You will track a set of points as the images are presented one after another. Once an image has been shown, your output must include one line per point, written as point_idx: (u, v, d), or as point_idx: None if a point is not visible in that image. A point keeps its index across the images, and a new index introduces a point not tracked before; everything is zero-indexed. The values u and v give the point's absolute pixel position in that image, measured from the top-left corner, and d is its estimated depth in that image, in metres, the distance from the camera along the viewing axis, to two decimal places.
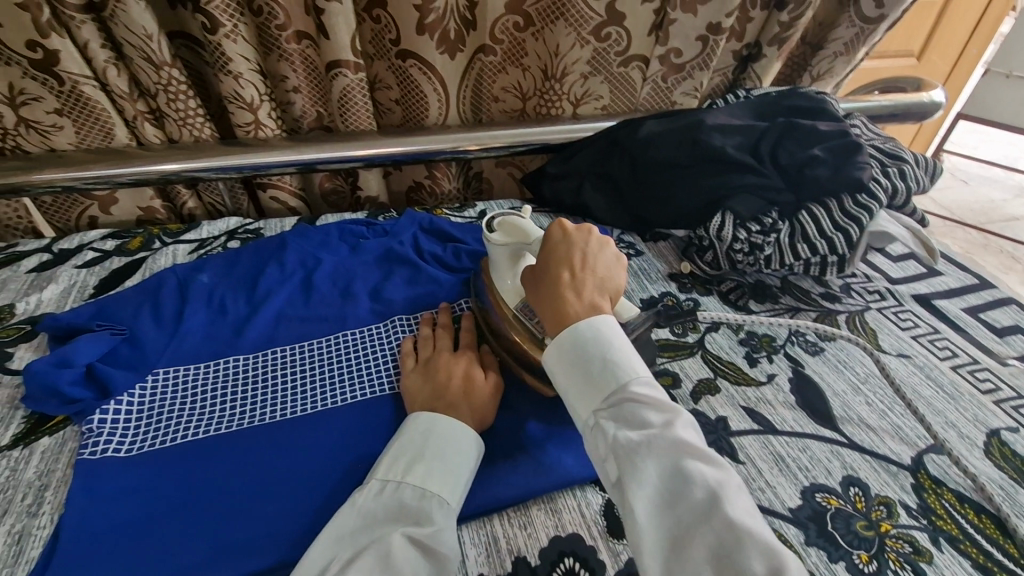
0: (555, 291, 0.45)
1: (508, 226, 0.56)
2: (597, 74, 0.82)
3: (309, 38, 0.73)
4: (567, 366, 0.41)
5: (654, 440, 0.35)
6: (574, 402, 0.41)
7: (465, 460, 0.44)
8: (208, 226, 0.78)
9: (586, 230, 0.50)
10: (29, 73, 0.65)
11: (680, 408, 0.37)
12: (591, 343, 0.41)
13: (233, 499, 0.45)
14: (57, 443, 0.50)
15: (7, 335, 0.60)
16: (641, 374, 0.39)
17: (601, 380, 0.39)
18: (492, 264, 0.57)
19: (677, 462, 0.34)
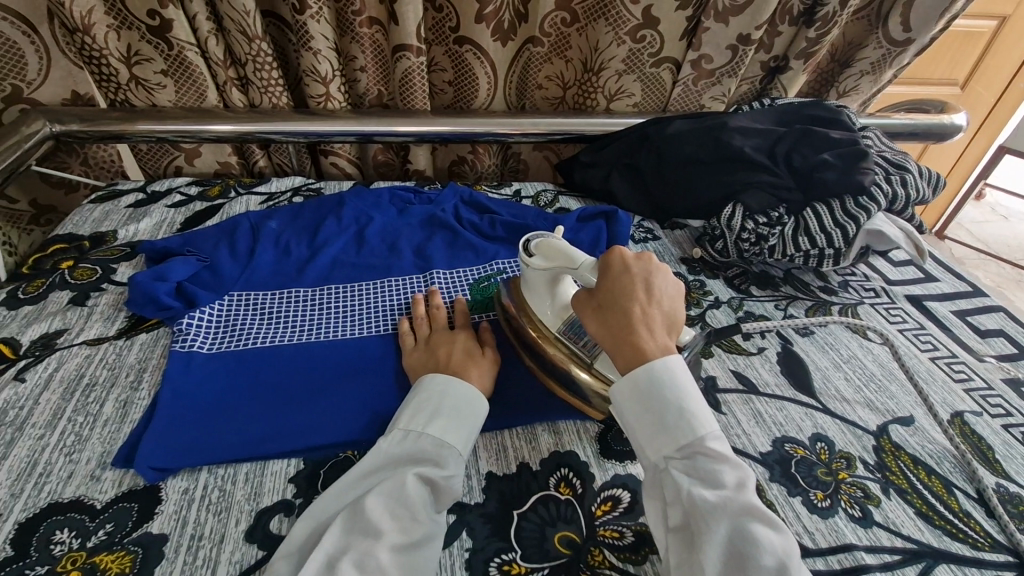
0: (626, 328, 0.46)
1: (546, 249, 0.55)
2: (633, 74, 0.90)
3: (379, 24, 0.83)
4: (642, 407, 0.43)
5: (727, 502, 0.38)
6: (644, 441, 0.43)
7: (476, 419, 0.48)
8: (277, 183, 0.89)
9: (645, 259, 0.50)
10: (145, 37, 0.77)
11: (750, 473, 0.40)
12: (667, 389, 0.43)
13: (291, 392, 0.55)
14: (153, 339, 0.61)
15: (112, 254, 0.71)
16: (714, 429, 0.42)
17: (677, 429, 0.42)
18: (528, 284, 0.57)
19: (747, 528, 0.37)
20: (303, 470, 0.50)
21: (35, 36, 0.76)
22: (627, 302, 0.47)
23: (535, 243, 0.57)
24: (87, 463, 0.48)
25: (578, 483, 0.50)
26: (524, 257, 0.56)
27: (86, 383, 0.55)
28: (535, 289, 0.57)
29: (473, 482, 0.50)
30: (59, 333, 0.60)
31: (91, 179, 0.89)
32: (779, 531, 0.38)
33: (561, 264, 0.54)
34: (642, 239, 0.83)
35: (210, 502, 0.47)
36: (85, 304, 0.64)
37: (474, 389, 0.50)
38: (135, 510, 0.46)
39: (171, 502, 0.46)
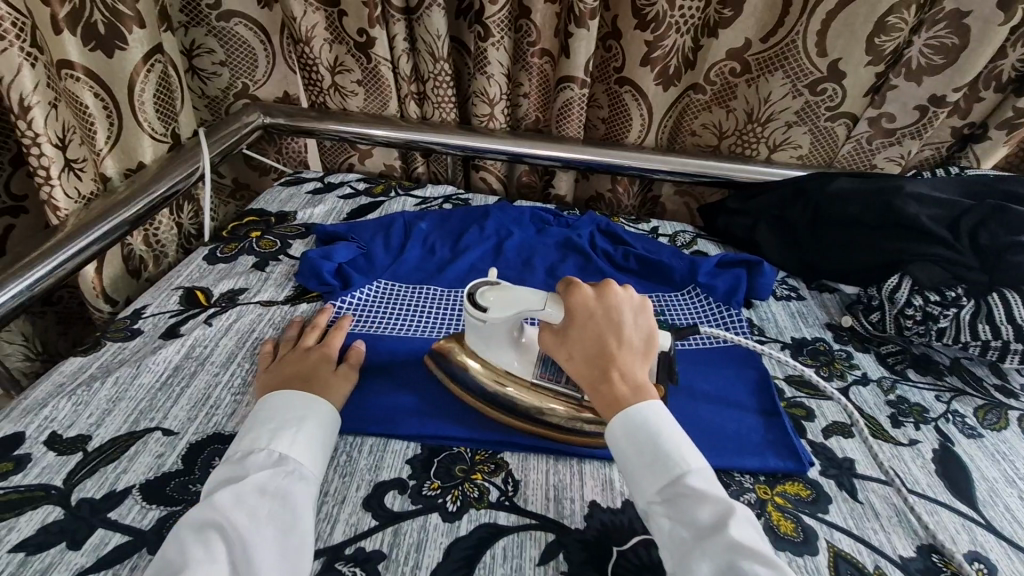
0: (599, 368, 0.48)
1: (495, 298, 0.52)
2: (802, 125, 0.86)
3: (550, 55, 0.88)
4: (624, 454, 0.45)
5: (709, 541, 0.40)
6: (630, 486, 0.45)
7: (307, 418, 0.49)
8: (432, 190, 0.96)
9: (603, 296, 0.51)
10: (351, 51, 0.88)
11: (730, 505, 0.41)
12: (646, 433, 0.45)
13: (421, 382, 0.59)
14: (312, 310, 0.69)
15: (291, 231, 0.82)
16: (692, 467, 0.43)
17: (656, 472, 0.43)
18: (485, 336, 0.55)
19: (731, 564, 0.38)
20: (420, 454, 0.53)
21: (268, 43, 0.91)
22: (597, 344, 0.49)
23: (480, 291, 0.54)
24: (247, 405, 0.56)
25: None
26: (478, 314, 0.53)
27: (256, 336, 0.64)
28: (494, 343, 0.55)
29: (577, 507, 0.49)
30: (242, 290, 0.70)
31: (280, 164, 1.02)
32: (773, 565, 0.38)
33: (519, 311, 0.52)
34: (785, 296, 0.78)
35: (338, 464, 0.51)
36: (264, 270, 0.74)
37: (301, 392, 0.51)
38: None
39: None
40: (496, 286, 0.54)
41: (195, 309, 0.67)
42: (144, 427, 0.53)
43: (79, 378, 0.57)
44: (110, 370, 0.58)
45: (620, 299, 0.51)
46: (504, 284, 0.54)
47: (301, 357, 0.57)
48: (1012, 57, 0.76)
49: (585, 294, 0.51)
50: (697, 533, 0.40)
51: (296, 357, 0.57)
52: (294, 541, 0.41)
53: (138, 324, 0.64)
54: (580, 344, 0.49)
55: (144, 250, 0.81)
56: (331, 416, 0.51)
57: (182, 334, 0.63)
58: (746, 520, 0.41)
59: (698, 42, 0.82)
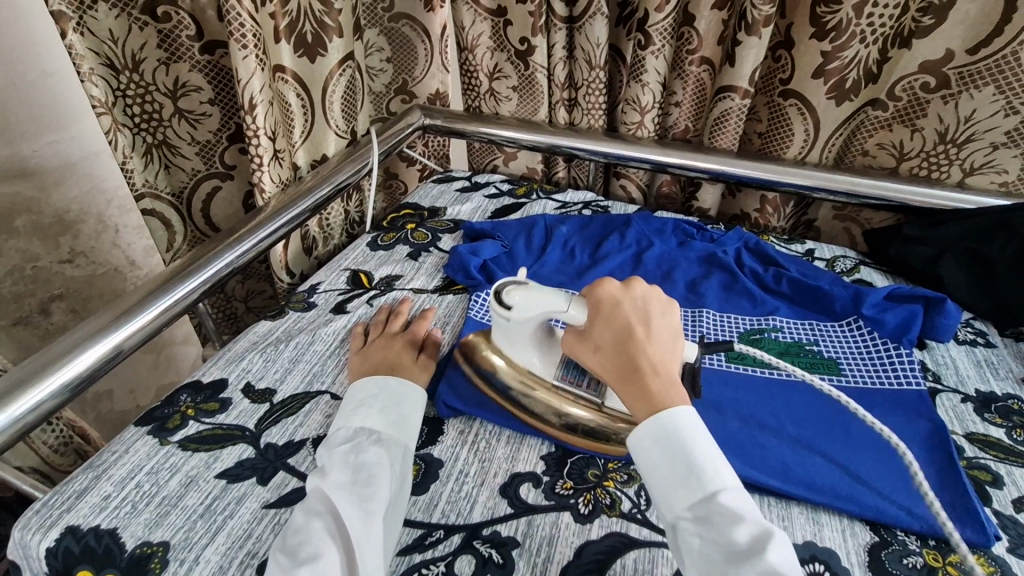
0: (627, 358, 0.46)
1: (520, 299, 0.52)
2: (1013, 147, 0.74)
3: (710, 63, 0.86)
4: (653, 461, 0.43)
5: (746, 565, 0.37)
6: (660, 498, 0.43)
7: (383, 392, 0.54)
8: (571, 195, 0.98)
9: (633, 295, 0.49)
10: (510, 58, 0.92)
11: (771, 532, 0.38)
12: (675, 440, 0.42)
13: None
14: (457, 301, 0.73)
15: (441, 226, 0.88)
16: (727, 484, 0.40)
17: (689, 487, 0.41)
18: (502, 331, 0.55)
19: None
20: (554, 452, 0.54)
21: (429, 42, 0.92)
22: (623, 328, 0.47)
23: (505, 289, 0.53)
24: None
25: None
26: (501, 312, 0.52)
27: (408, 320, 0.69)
28: (517, 339, 0.55)
29: None
30: (397, 277, 0.77)
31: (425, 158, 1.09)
32: None
33: (545, 312, 0.52)
34: (970, 340, 0.69)
35: (478, 448, 0.54)
36: (418, 259, 0.81)
37: (375, 374, 0.56)
38: (425, 432, 0.56)
39: (450, 436, 0.56)
40: (522, 283, 0.53)
41: (359, 290, 0.75)
42: (317, 389, 0.60)
43: (268, 339, 0.66)
44: (291, 335, 0.67)
45: (647, 297, 0.49)
46: (532, 283, 0.53)
47: (383, 345, 0.61)
48: None
49: (613, 292, 0.49)
50: (730, 555, 0.38)
51: (378, 346, 0.61)
52: (380, 496, 0.44)
53: (313, 298, 0.73)
54: (603, 333, 0.48)
55: (318, 232, 0.93)
56: (404, 386, 0.55)
57: (348, 311, 0.70)
58: (785, 545, 0.38)
59: (887, 53, 0.75)
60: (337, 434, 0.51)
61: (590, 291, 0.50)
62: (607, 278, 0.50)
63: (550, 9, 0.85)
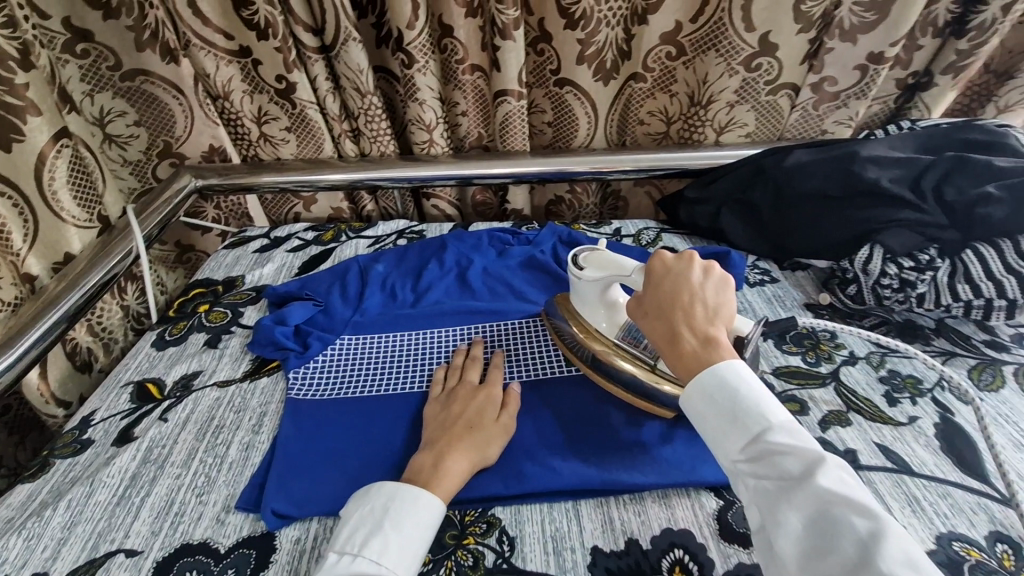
0: (670, 322, 0.46)
1: (595, 259, 0.60)
2: (745, 103, 0.83)
3: (481, 70, 0.85)
4: (700, 414, 0.43)
5: (799, 493, 0.36)
6: (715, 447, 0.42)
7: (425, 533, 0.45)
8: (383, 227, 0.93)
9: (686, 262, 0.49)
10: (273, 99, 0.84)
11: (821, 458, 0.37)
12: (716, 389, 0.42)
13: (383, 451, 0.55)
14: (273, 381, 0.65)
15: (241, 298, 0.78)
16: (776, 420, 0.39)
17: (739, 429, 0.40)
18: (577, 295, 0.62)
19: (825, 514, 0.34)
20: None
21: (183, 98, 0.82)
22: (668, 296, 0.47)
23: (584, 255, 0.61)
24: (214, 505, 0.52)
25: (695, 569, 0.46)
26: (575, 270, 0.60)
27: (216, 424, 0.60)
28: (587, 301, 0.61)
29: (578, 557, 0.47)
30: (196, 374, 0.66)
31: (221, 224, 0.97)
32: (865, 512, 0.33)
33: (614, 275, 0.57)
34: (757, 281, 0.76)
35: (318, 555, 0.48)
36: (218, 346, 0.70)
37: (419, 488, 0.48)
38: (254, 556, 0.48)
39: (284, 552, 0.48)
40: (597, 249, 0.61)
41: (148, 406, 0.62)
42: (104, 551, 0.49)
43: (28, 509, 0.53)
44: (61, 493, 0.54)
45: (699, 265, 0.49)
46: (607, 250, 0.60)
47: (467, 396, 0.57)
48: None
49: (665, 260, 0.50)
50: (785, 485, 0.37)
51: (463, 396, 0.57)
52: None
53: (88, 433, 0.60)
54: (651, 302, 0.49)
55: (92, 341, 0.77)
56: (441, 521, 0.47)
57: (136, 437, 0.59)
58: (843, 471, 0.36)
59: (629, 32, 0.79)
60: (366, 555, 0.43)
61: (648, 262, 0.51)
62: (661, 251, 0.51)
63: (297, 42, 0.78)
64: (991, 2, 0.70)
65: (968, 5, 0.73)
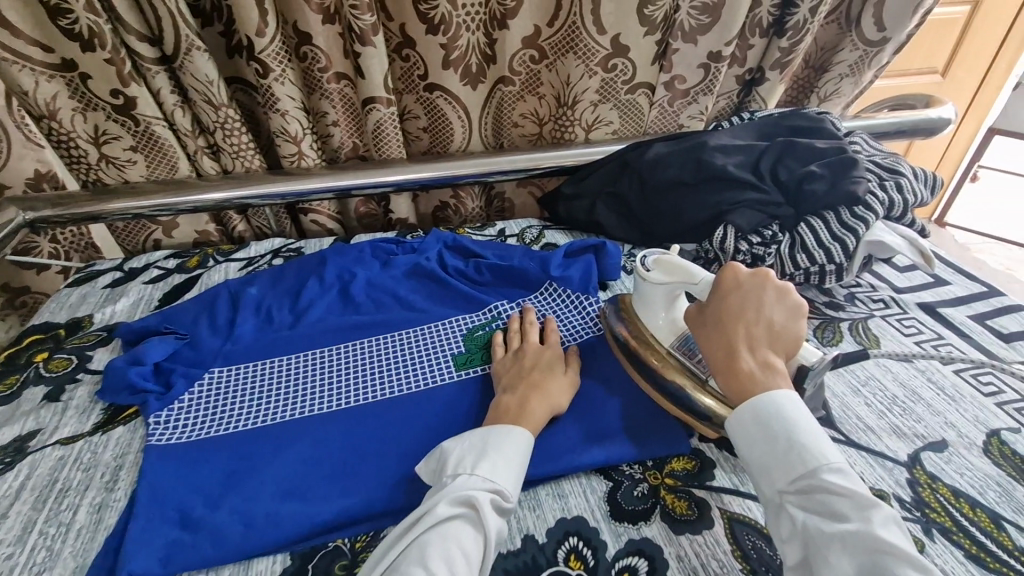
0: (725, 336, 0.51)
1: (664, 264, 0.59)
2: (607, 102, 0.87)
3: (347, 77, 0.82)
4: (751, 438, 0.45)
5: (850, 536, 0.38)
6: (760, 476, 0.44)
7: (522, 462, 0.49)
8: (256, 247, 0.86)
9: (766, 280, 0.53)
10: (110, 116, 0.76)
11: (879, 505, 0.39)
12: (779, 420, 0.44)
13: (262, 487, 0.51)
14: (131, 429, 0.58)
15: (89, 340, 0.69)
16: (831, 461, 0.41)
17: (791, 463, 0.43)
18: (646, 299, 0.62)
19: (877, 561, 0.37)
20: (290, 566, 0.47)
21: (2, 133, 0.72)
22: (733, 313, 0.51)
23: (652, 259, 0.61)
24: None
25: (588, 553, 0.48)
26: (642, 272, 0.60)
27: (59, 488, 0.52)
28: (651, 303, 0.61)
29: None
30: (33, 434, 0.57)
31: (62, 258, 0.86)
32: (919, 566, 0.36)
33: (683, 281, 0.58)
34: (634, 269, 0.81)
35: None
36: (59, 399, 0.61)
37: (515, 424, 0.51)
38: None
39: None
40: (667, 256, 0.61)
41: None
42: None
43: None
44: None
45: (771, 284, 0.53)
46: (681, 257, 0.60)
47: (532, 355, 0.61)
48: (767, 4, 0.81)
49: (739, 277, 0.54)
50: (835, 524, 0.39)
51: (530, 356, 0.61)
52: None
53: None
54: (712, 314, 0.53)
55: None
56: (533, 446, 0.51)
57: None
58: (894, 522, 0.39)
59: (490, 37, 0.80)
60: (479, 474, 0.46)
61: (716, 276, 0.55)
62: (736, 265, 0.55)
63: (131, 52, 0.71)
64: (801, 5, 0.80)
65: (783, 8, 0.82)
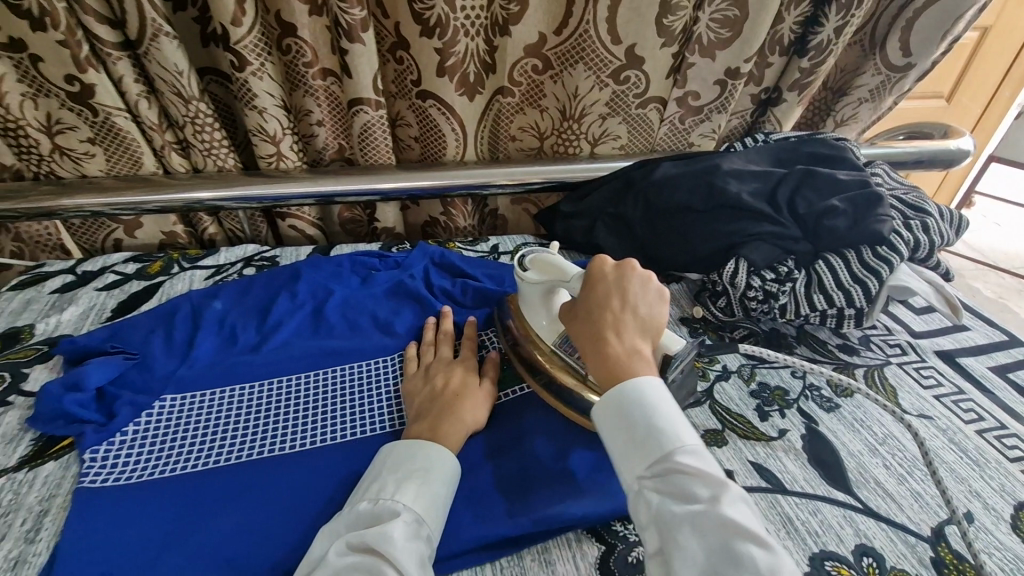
0: (595, 328, 0.47)
1: (539, 262, 0.59)
2: (616, 115, 0.82)
3: (334, 75, 0.75)
4: (612, 425, 0.42)
5: (701, 520, 0.35)
6: (620, 464, 0.41)
7: (429, 468, 0.46)
8: (226, 253, 0.79)
9: (630, 268, 0.50)
10: (66, 104, 0.68)
11: (727, 485, 0.37)
12: (637, 405, 0.41)
13: (207, 546, 0.45)
14: (62, 466, 0.51)
15: (26, 356, 0.62)
16: (686, 442, 0.39)
17: (647, 446, 0.40)
18: (525, 300, 0.60)
19: (725, 542, 0.34)
20: None
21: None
22: (602, 302, 0.48)
23: (531, 257, 0.60)
24: None
25: None
26: (519, 271, 0.59)
27: None
28: (533, 306, 0.59)
29: None
30: None
31: (26, 259, 0.80)
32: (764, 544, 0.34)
33: (556, 279, 0.56)
34: None
35: None
36: None
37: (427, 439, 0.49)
38: None
39: None
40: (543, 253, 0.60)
41: None
42: None
43: None
44: None
45: (640, 275, 0.50)
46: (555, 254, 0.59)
47: (445, 367, 0.57)
48: (790, 20, 0.75)
49: (607, 266, 0.50)
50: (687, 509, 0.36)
51: (441, 368, 0.57)
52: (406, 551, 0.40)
53: None
54: (584, 306, 0.49)
55: None
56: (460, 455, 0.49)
57: None
58: (744, 502, 0.37)
59: (491, 43, 0.74)
60: (366, 498, 0.44)
61: (586, 267, 0.52)
62: (605, 255, 0.52)
63: (90, 35, 0.63)
64: (827, 24, 0.74)
65: (808, 26, 0.77)
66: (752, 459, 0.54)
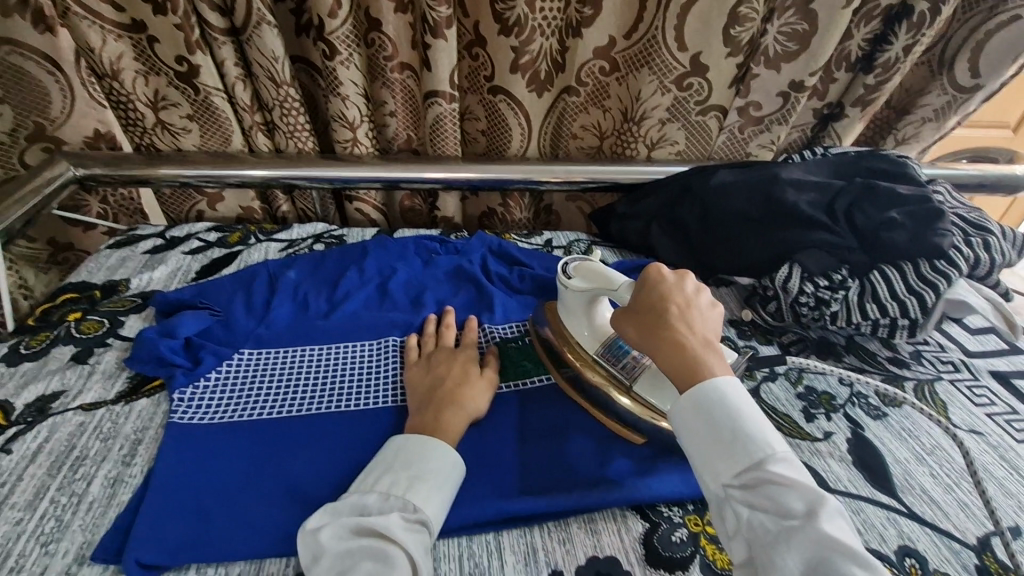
0: (666, 326, 0.46)
1: (584, 270, 0.57)
2: (676, 121, 0.84)
3: (411, 68, 0.80)
4: (694, 431, 0.42)
5: (796, 534, 0.36)
6: (702, 469, 0.41)
7: (441, 471, 0.46)
8: (298, 229, 0.85)
9: (679, 271, 0.51)
10: (172, 83, 0.75)
11: (824, 498, 0.37)
12: (722, 411, 0.41)
13: (280, 483, 0.49)
14: (154, 403, 0.56)
15: (122, 306, 0.68)
16: (777, 452, 0.39)
17: (736, 455, 0.40)
18: (564, 305, 0.59)
19: (824, 561, 0.34)
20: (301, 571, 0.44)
21: (60, 74, 0.71)
22: (667, 301, 0.48)
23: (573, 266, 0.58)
24: (63, 556, 0.43)
25: None
26: (563, 279, 0.57)
27: (75, 456, 0.50)
28: (572, 311, 0.58)
29: None
30: (55, 396, 0.56)
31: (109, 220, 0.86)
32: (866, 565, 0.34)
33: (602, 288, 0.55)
34: None
35: None
36: (86, 362, 0.60)
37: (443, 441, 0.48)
38: None
39: None
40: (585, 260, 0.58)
41: None
42: None
43: None
44: None
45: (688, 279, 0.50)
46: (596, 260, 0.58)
47: (448, 359, 0.58)
48: (858, 36, 0.76)
49: (660, 268, 0.51)
50: (781, 520, 0.37)
51: (444, 360, 0.58)
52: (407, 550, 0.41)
53: None
54: (647, 304, 0.49)
55: None
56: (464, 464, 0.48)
57: None
58: (841, 517, 0.37)
59: (564, 44, 0.77)
60: (377, 489, 0.44)
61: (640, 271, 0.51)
62: (655, 259, 0.52)
63: (202, 20, 0.70)
64: (895, 42, 0.75)
65: (875, 43, 0.78)
66: (797, 459, 0.55)
